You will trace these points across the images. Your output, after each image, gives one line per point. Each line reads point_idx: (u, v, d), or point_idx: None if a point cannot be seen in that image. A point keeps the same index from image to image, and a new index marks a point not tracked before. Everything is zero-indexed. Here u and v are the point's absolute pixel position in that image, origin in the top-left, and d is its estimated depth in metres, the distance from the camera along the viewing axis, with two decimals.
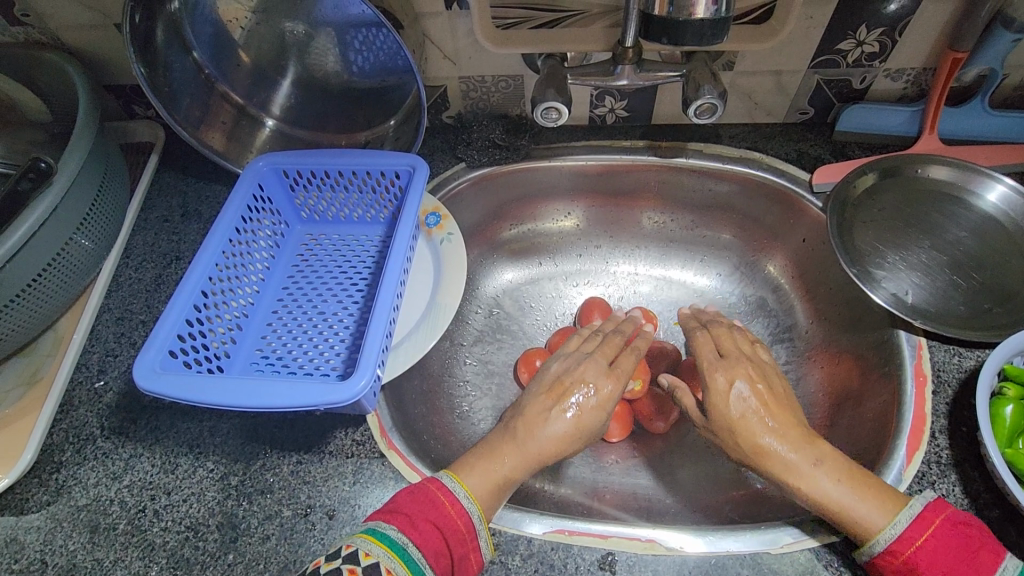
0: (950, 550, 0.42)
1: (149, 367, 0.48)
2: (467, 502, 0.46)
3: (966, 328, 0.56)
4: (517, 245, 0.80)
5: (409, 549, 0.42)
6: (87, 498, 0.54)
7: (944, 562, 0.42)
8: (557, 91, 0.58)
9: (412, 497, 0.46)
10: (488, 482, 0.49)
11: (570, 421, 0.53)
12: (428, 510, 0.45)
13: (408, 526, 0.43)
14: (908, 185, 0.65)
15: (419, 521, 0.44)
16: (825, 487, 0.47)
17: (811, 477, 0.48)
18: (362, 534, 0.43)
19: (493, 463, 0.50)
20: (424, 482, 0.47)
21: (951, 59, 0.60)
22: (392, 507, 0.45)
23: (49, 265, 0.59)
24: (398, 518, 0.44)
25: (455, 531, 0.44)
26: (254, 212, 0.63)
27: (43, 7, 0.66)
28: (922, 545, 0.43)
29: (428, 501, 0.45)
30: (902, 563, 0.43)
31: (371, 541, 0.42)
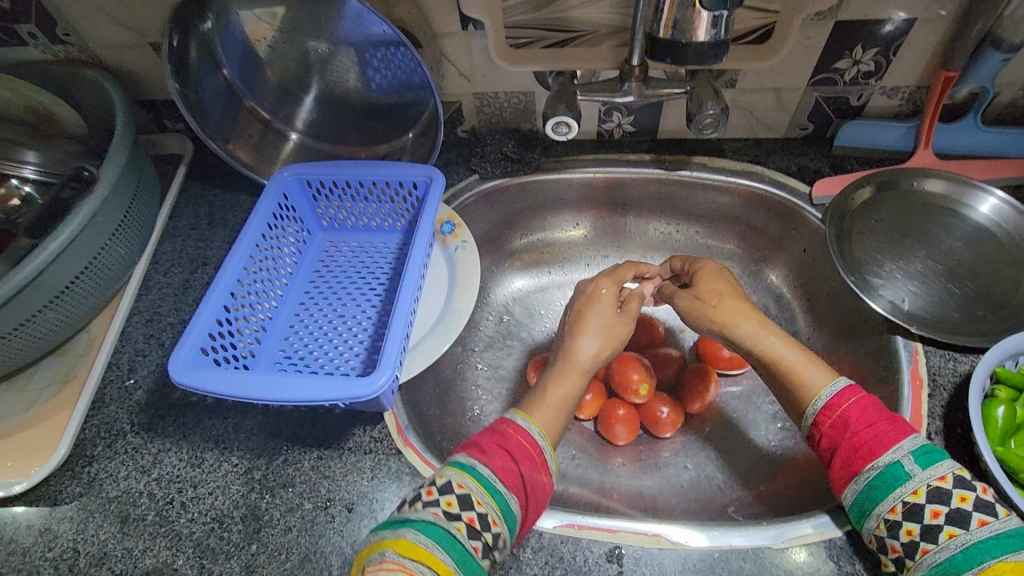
0: (873, 412, 0.48)
1: (183, 362, 0.51)
2: (534, 431, 0.51)
3: (961, 334, 0.58)
4: (527, 254, 0.83)
5: (494, 482, 0.46)
6: (117, 491, 0.56)
7: (868, 418, 0.48)
8: (568, 106, 0.61)
9: (491, 435, 0.50)
10: (550, 412, 0.55)
11: (596, 354, 0.59)
12: (508, 446, 0.49)
13: (491, 460, 0.48)
14: (904, 197, 0.67)
15: (501, 456, 0.48)
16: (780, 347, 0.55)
17: (771, 338, 0.56)
18: (453, 469, 0.47)
19: (552, 398, 0.56)
20: (498, 421, 0.52)
21: (943, 78, 0.63)
22: (474, 444, 0.49)
23: (85, 269, 0.62)
24: (479, 452, 0.48)
25: (532, 462, 0.49)
26: (279, 219, 0.66)
27: (84, 27, 0.71)
28: (851, 405, 0.49)
29: (506, 438, 0.50)
30: (836, 417, 0.49)
31: (461, 476, 0.46)
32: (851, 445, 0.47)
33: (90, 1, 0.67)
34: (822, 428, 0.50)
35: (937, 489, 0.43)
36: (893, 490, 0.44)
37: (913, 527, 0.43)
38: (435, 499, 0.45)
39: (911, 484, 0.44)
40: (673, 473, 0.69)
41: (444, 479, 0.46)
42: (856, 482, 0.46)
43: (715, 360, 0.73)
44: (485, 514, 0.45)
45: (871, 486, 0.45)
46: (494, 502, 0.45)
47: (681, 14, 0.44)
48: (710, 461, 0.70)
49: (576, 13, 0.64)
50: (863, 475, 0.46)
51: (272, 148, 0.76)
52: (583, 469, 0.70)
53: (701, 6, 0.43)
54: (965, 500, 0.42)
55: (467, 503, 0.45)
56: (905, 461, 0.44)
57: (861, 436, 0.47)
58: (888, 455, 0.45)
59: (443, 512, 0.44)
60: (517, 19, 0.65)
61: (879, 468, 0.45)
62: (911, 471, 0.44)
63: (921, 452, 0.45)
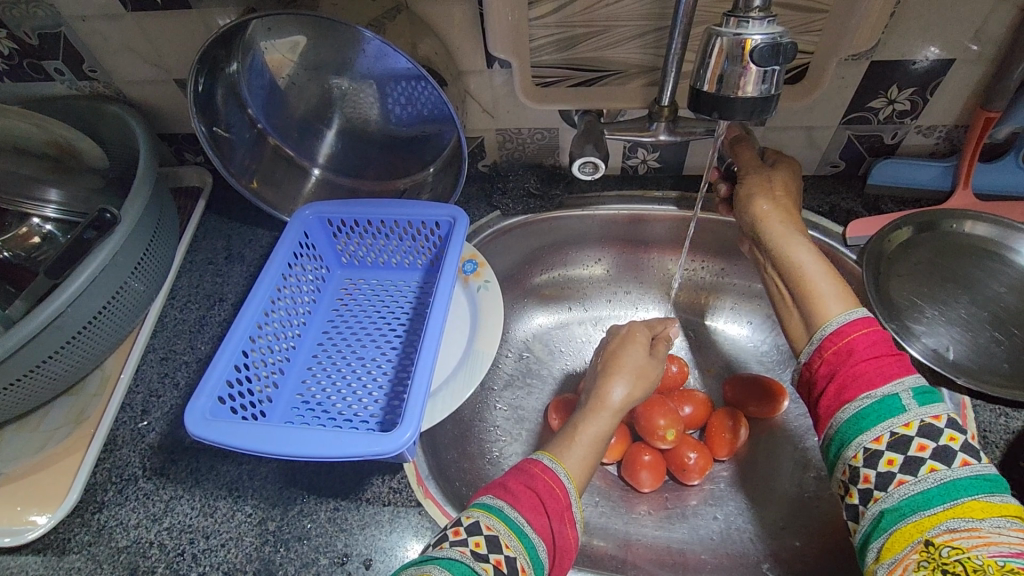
0: (882, 346, 0.45)
1: (199, 413, 0.50)
2: (563, 474, 0.49)
3: (1010, 387, 0.55)
4: (548, 290, 0.81)
5: (523, 524, 0.43)
6: (127, 540, 0.54)
7: (875, 349, 0.44)
8: (595, 146, 0.60)
9: (519, 476, 0.48)
10: (581, 456, 0.52)
11: (627, 396, 0.57)
12: (537, 489, 0.46)
13: (518, 500, 0.45)
14: (943, 239, 0.65)
15: (529, 497, 0.45)
16: (806, 256, 0.52)
17: (797, 244, 0.54)
18: (479, 511, 0.44)
19: (582, 441, 0.53)
20: (524, 462, 0.49)
21: (984, 118, 0.61)
22: (500, 484, 0.47)
23: (105, 306, 0.62)
24: (507, 494, 0.46)
25: (559, 507, 0.46)
26: (299, 258, 0.66)
27: (111, 65, 0.71)
28: (865, 331, 0.45)
29: (534, 479, 0.47)
30: (842, 344, 0.45)
31: (488, 517, 0.43)
32: (850, 372, 0.44)
33: (119, 40, 0.68)
34: (823, 354, 0.46)
35: (928, 424, 0.40)
36: (884, 420, 0.41)
37: (894, 457, 0.40)
38: (462, 539, 0.42)
39: (904, 416, 0.41)
40: (702, 524, 0.66)
41: (470, 520, 0.44)
42: (844, 410, 0.43)
43: (744, 405, 0.70)
44: (514, 558, 0.42)
45: (860, 415, 0.42)
46: (522, 546, 0.43)
47: (729, 68, 0.42)
48: (741, 513, 0.66)
49: (606, 52, 0.63)
50: (854, 403, 0.43)
51: (293, 183, 0.75)
52: (607, 519, 0.67)
53: (751, 61, 0.41)
54: (953, 440, 0.40)
55: (495, 545, 0.42)
56: (903, 395, 0.41)
57: (863, 364, 0.44)
58: (887, 387, 0.42)
59: (470, 552, 0.41)
60: (544, 58, 0.64)
61: (874, 398, 0.42)
62: (907, 405, 0.41)
63: (921, 390, 0.42)
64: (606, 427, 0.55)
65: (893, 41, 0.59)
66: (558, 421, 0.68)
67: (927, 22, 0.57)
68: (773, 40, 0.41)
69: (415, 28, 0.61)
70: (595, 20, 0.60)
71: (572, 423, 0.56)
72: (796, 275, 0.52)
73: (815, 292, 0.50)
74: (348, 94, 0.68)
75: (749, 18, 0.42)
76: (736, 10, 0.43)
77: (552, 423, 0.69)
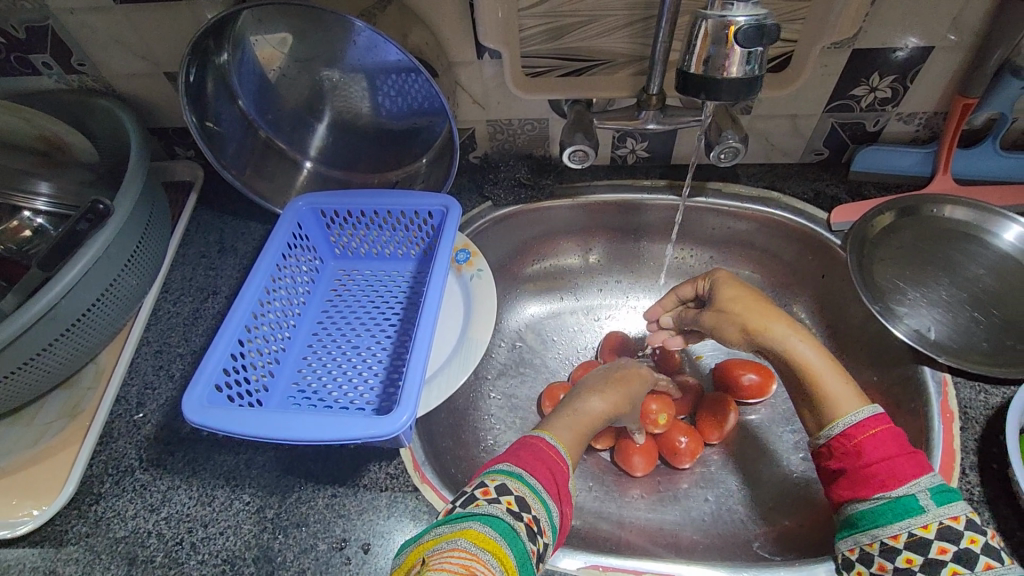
0: (893, 445, 0.46)
1: (197, 401, 0.50)
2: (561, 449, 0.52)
3: (989, 364, 0.57)
4: (540, 280, 0.82)
5: (543, 490, 0.46)
6: (125, 531, 0.54)
7: (886, 451, 0.45)
8: (585, 135, 0.61)
9: (526, 447, 0.51)
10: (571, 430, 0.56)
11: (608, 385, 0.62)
12: (546, 460, 0.49)
13: (533, 469, 0.48)
14: (925, 223, 0.67)
15: (542, 465, 0.49)
16: (808, 353, 0.53)
17: (794, 342, 0.54)
18: (502, 475, 0.46)
19: (570, 416, 0.58)
20: (526, 438, 0.53)
21: (962, 105, 0.63)
22: (514, 454, 0.49)
23: (98, 299, 0.62)
24: (524, 462, 0.48)
25: (564, 477, 0.50)
26: (293, 249, 0.66)
27: (100, 58, 0.71)
28: (875, 432, 0.46)
29: (542, 450, 0.51)
30: (851, 445, 0.47)
31: (513, 481, 0.46)
32: (863, 473, 0.45)
33: (107, 33, 0.68)
34: (832, 450, 0.48)
35: (947, 527, 0.42)
36: (901, 520, 0.43)
37: (913, 557, 0.42)
38: (493, 499, 0.44)
39: (923, 518, 0.42)
40: (693, 506, 0.67)
41: (496, 483, 0.46)
42: (858, 505, 0.45)
43: (735, 389, 0.71)
44: (539, 519, 0.44)
45: (876, 511, 0.44)
46: (544, 508, 0.45)
47: (714, 52, 0.43)
48: (731, 494, 0.68)
49: (594, 42, 0.64)
50: (868, 500, 0.45)
51: (285, 175, 0.75)
52: (601, 503, 0.68)
53: (735, 43, 0.42)
54: (973, 542, 0.41)
55: (524, 503, 0.44)
56: (920, 496, 0.43)
57: (875, 466, 0.45)
58: (903, 489, 0.44)
59: (506, 510, 0.43)
60: (534, 48, 0.65)
61: (890, 498, 0.44)
62: (925, 506, 0.42)
63: (938, 490, 0.43)
64: (597, 407, 0.59)
65: (874, 29, 0.60)
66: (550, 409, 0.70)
67: (906, 11, 0.59)
68: (757, 21, 0.42)
69: (405, 19, 0.61)
70: (583, 10, 0.61)
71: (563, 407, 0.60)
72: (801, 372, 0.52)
73: (824, 390, 0.50)
74: (339, 86, 0.68)
75: (732, 1, 0.43)
76: None
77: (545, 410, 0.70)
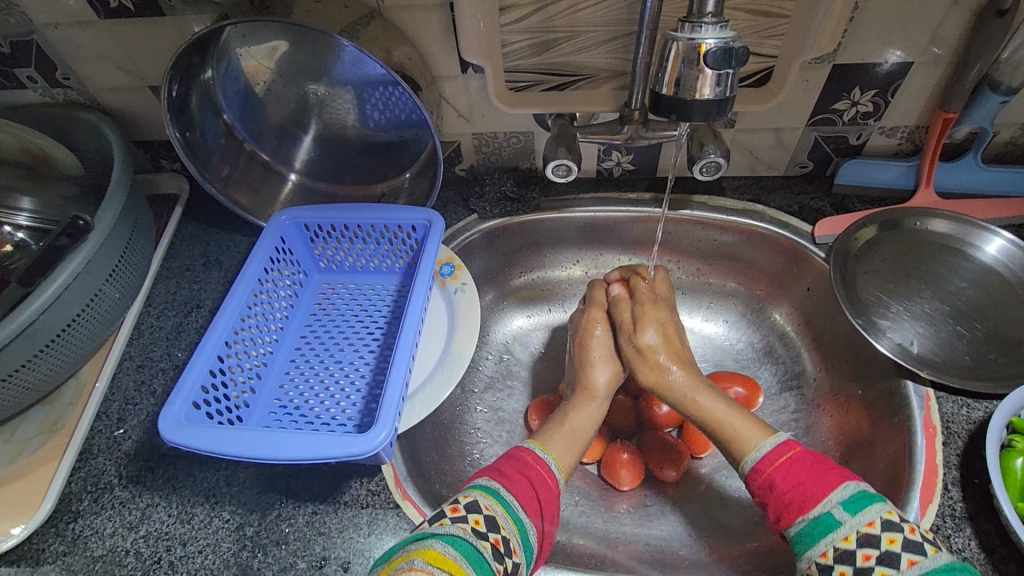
0: (802, 469, 0.48)
1: (174, 419, 0.49)
2: (551, 462, 0.53)
3: (972, 378, 0.57)
4: (525, 292, 0.82)
5: (517, 509, 0.47)
6: (102, 549, 0.54)
7: (793, 477, 0.47)
8: (568, 149, 0.61)
9: (511, 462, 0.52)
10: (565, 442, 0.57)
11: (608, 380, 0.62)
12: (529, 475, 0.51)
13: (513, 486, 0.49)
14: (907, 236, 0.68)
15: (522, 482, 0.50)
16: (711, 403, 0.57)
17: (698, 395, 0.58)
18: (478, 492, 0.47)
19: (571, 425, 0.58)
20: (516, 450, 0.54)
21: (942, 119, 0.64)
22: (496, 469, 0.51)
23: (78, 314, 0.61)
24: (503, 478, 0.49)
25: (550, 493, 0.51)
26: (276, 263, 0.66)
27: (85, 72, 0.71)
28: (780, 461, 0.49)
29: (527, 467, 0.52)
30: (765, 477, 0.49)
31: (487, 498, 0.47)
32: (781, 502, 0.47)
33: (92, 47, 0.68)
34: (755, 485, 0.50)
35: (866, 534, 0.42)
36: (823, 537, 0.43)
37: (844, 570, 0.41)
38: (461, 516, 0.45)
39: (841, 531, 0.43)
40: (680, 521, 0.67)
41: (469, 500, 0.47)
42: (787, 532, 0.46)
43: None
44: (508, 538, 0.45)
45: (803, 534, 0.45)
46: (515, 527, 0.46)
47: (685, 71, 0.44)
48: (717, 508, 0.67)
49: (576, 57, 0.65)
50: (794, 525, 0.45)
51: (271, 188, 0.75)
52: (586, 518, 0.67)
53: (705, 64, 0.43)
54: (893, 542, 0.41)
55: (493, 524, 0.45)
56: (835, 511, 0.44)
57: (788, 494, 0.47)
58: (818, 507, 0.44)
59: (471, 529, 0.44)
60: (518, 63, 0.65)
61: (808, 519, 0.45)
62: (840, 519, 0.43)
63: (851, 500, 0.44)
64: (592, 414, 0.60)
65: (855, 44, 0.61)
66: (538, 422, 0.69)
67: (885, 27, 0.59)
68: (726, 44, 0.42)
69: (389, 35, 0.62)
70: (566, 26, 0.62)
71: (560, 411, 0.61)
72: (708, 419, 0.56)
73: (732, 432, 0.54)
74: (325, 100, 0.68)
75: (702, 24, 0.43)
76: (690, 15, 0.44)
77: (532, 423, 0.70)
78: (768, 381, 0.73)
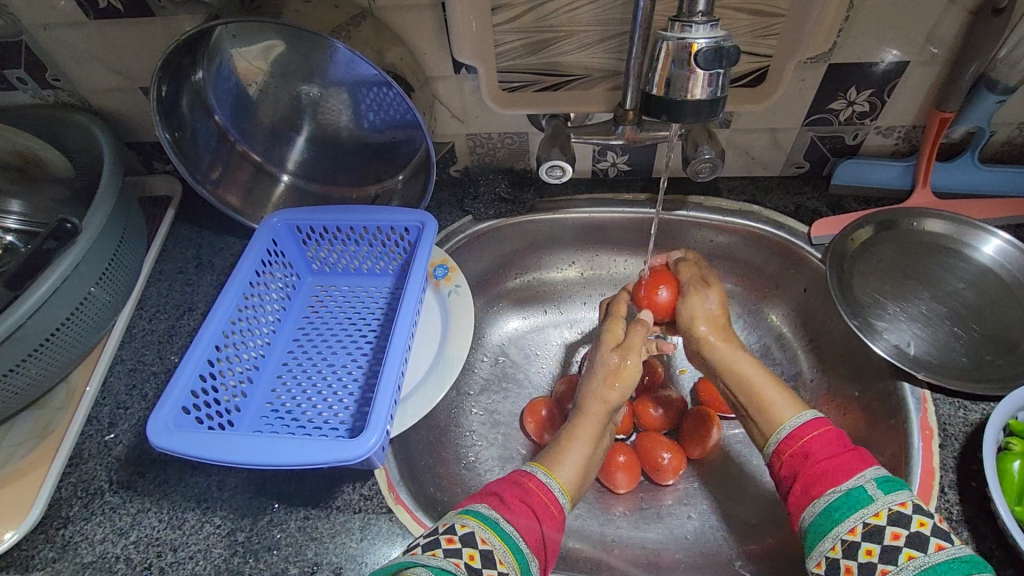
0: (837, 442, 0.48)
1: (163, 424, 0.49)
2: (556, 489, 0.52)
3: (969, 380, 0.57)
4: (521, 293, 0.81)
5: (517, 541, 0.46)
6: (92, 556, 0.53)
7: (829, 449, 0.47)
8: (562, 150, 0.60)
9: (512, 488, 0.51)
10: (573, 469, 0.55)
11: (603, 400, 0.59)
12: (530, 504, 0.50)
13: (513, 516, 0.48)
14: (904, 236, 0.67)
15: (523, 512, 0.48)
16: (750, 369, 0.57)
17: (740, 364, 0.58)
18: (475, 522, 0.46)
19: (576, 449, 0.57)
20: (516, 476, 0.52)
21: (939, 119, 0.63)
22: (495, 496, 0.49)
23: (68, 318, 0.61)
24: (502, 508, 0.48)
25: (551, 521, 0.50)
26: (268, 266, 0.65)
27: (75, 73, 0.70)
28: (814, 435, 0.49)
29: (528, 494, 0.50)
30: (798, 448, 0.49)
31: (484, 531, 0.46)
32: (813, 471, 0.46)
33: (82, 48, 0.67)
34: (785, 457, 0.50)
35: (896, 513, 0.41)
36: (854, 512, 0.42)
37: (873, 547, 0.41)
38: (455, 550, 0.44)
39: (873, 507, 0.42)
40: (676, 524, 0.66)
41: (466, 530, 0.45)
42: (814, 504, 0.45)
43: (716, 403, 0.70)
44: (506, 573, 0.44)
45: (832, 507, 0.44)
46: (515, 561, 0.45)
47: (677, 71, 0.43)
48: (713, 512, 0.67)
49: (569, 57, 0.64)
50: (823, 496, 0.45)
51: (263, 190, 0.75)
52: (582, 521, 0.67)
53: (696, 65, 0.42)
54: (924, 525, 0.41)
55: (489, 560, 0.44)
56: (868, 485, 0.43)
57: (822, 464, 0.46)
58: (852, 479, 0.44)
59: (464, 565, 0.43)
60: (511, 62, 0.65)
61: (841, 491, 0.44)
62: (874, 495, 0.43)
63: (884, 480, 0.44)
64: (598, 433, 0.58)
65: (851, 44, 0.60)
66: (534, 426, 0.68)
67: (881, 26, 0.59)
68: (716, 44, 0.42)
69: (381, 35, 0.61)
70: (560, 26, 0.61)
71: (567, 427, 0.60)
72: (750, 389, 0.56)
73: (768, 400, 0.54)
74: (317, 102, 0.68)
75: (693, 23, 0.42)
76: (681, 15, 0.44)
77: (527, 426, 0.70)
78: None
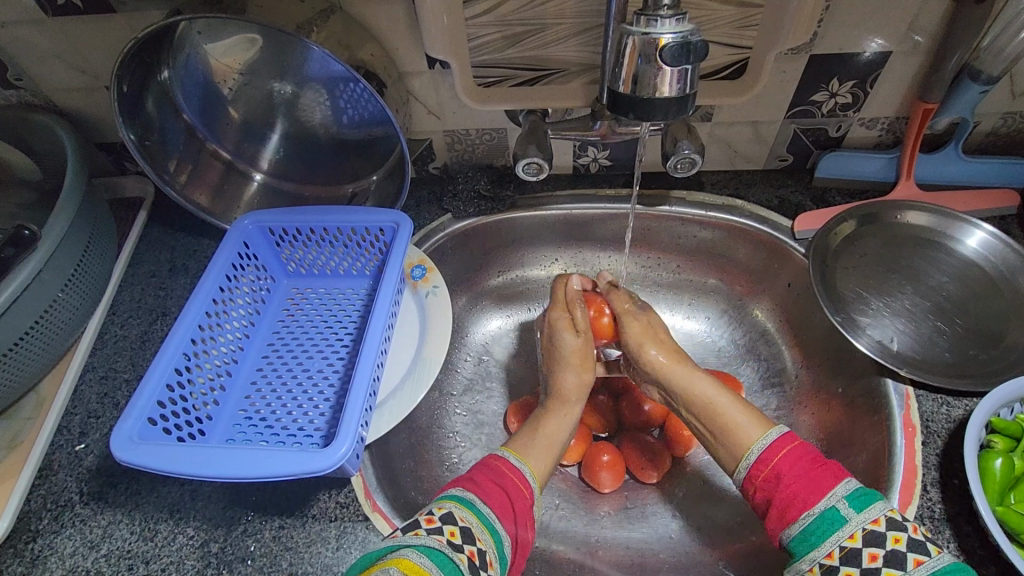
0: (803, 462, 0.47)
1: (127, 435, 0.48)
2: (525, 470, 0.53)
3: (952, 376, 0.56)
4: (503, 291, 0.80)
5: (493, 519, 0.46)
6: (62, 570, 0.52)
7: (798, 471, 0.47)
8: (538, 147, 0.59)
9: (485, 471, 0.51)
10: (541, 452, 0.56)
11: (577, 382, 0.61)
12: (502, 482, 0.50)
13: (488, 496, 0.48)
14: (887, 230, 0.66)
15: (495, 491, 0.49)
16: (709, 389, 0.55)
17: (695, 376, 0.57)
18: (451, 502, 0.46)
19: (546, 435, 0.57)
20: (488, 459, 0.53)
21: (922, 110, 0.62)
22: (468, 478, 0.49)
23: (32, 326, 0.59)
24: (476, 487, 0.48)
25: (524, 501, 0.50)
26: (239, 269, 0.64)
27: (36, 72, 0.68)
28: (781, 455, 0.48)
29: (501, 476, 0.50)
30: (769, 471, 0.48)
31: (461, 509, 0.46)
32: (783, 496, 0.46)
33: (43, 46, 0.65)
34: (757, 481, 0.49)
35: (870, 532, 0.42)
36: (829, 534, 0.43)
37: (851, 570, 0.41)
38: (436, 528, 0.44)
39: (847, 529, 0.42)
40: (661, 523, 0.66)
41: (443, 511, 0.45)
42: (789, 529, 0.45)
43: None
44: (484, 551, 0.44)
45: (807, 532, 0.44)
46: (492, 539, 0.45)
47: (643, 68, 0.42)
48: (698, 509, 0.66)
49: (546, 50, 0.63)
50: (795, 524, 0.45)
51: (235, 190, 0.73)
52: (568, 522, 0.66)
53: (663, 61, 0.41)
54: (898, 541, 0.41)
55: (468, 536, 0.44)
56: (840, 506, 0.43)
57: (792, 488, 0.46)
58: (823, 501, 0.44)
59: (446, 541, 0.43)
60: (488, 56, 0.63)
61: (813, 514, 0.44)
62: (847, 516, 0.43)
63: (854, 496, 0.44)
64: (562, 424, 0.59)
65: (832, 34, 0.59)
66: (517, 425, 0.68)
67: (862, 16, 0.57)
68: (683, 38, 0.40)
69: (350, 30, 0.59)
70: (535, 18, 0.60)
71: (535, 416, 0.60)
72: (705, 405, 0.55)
73: (730, 420, 0.53)
74: (290, 100, 0.66)
75: (659, 17, 0.41)
76: (646, 9, 0.42)
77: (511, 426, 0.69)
78: (751, 379, 0.72)
